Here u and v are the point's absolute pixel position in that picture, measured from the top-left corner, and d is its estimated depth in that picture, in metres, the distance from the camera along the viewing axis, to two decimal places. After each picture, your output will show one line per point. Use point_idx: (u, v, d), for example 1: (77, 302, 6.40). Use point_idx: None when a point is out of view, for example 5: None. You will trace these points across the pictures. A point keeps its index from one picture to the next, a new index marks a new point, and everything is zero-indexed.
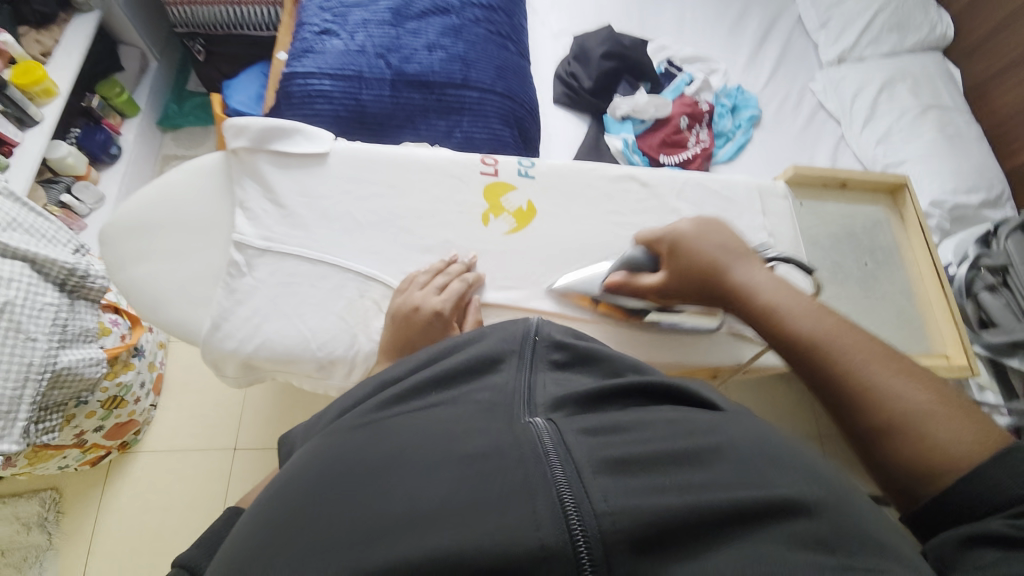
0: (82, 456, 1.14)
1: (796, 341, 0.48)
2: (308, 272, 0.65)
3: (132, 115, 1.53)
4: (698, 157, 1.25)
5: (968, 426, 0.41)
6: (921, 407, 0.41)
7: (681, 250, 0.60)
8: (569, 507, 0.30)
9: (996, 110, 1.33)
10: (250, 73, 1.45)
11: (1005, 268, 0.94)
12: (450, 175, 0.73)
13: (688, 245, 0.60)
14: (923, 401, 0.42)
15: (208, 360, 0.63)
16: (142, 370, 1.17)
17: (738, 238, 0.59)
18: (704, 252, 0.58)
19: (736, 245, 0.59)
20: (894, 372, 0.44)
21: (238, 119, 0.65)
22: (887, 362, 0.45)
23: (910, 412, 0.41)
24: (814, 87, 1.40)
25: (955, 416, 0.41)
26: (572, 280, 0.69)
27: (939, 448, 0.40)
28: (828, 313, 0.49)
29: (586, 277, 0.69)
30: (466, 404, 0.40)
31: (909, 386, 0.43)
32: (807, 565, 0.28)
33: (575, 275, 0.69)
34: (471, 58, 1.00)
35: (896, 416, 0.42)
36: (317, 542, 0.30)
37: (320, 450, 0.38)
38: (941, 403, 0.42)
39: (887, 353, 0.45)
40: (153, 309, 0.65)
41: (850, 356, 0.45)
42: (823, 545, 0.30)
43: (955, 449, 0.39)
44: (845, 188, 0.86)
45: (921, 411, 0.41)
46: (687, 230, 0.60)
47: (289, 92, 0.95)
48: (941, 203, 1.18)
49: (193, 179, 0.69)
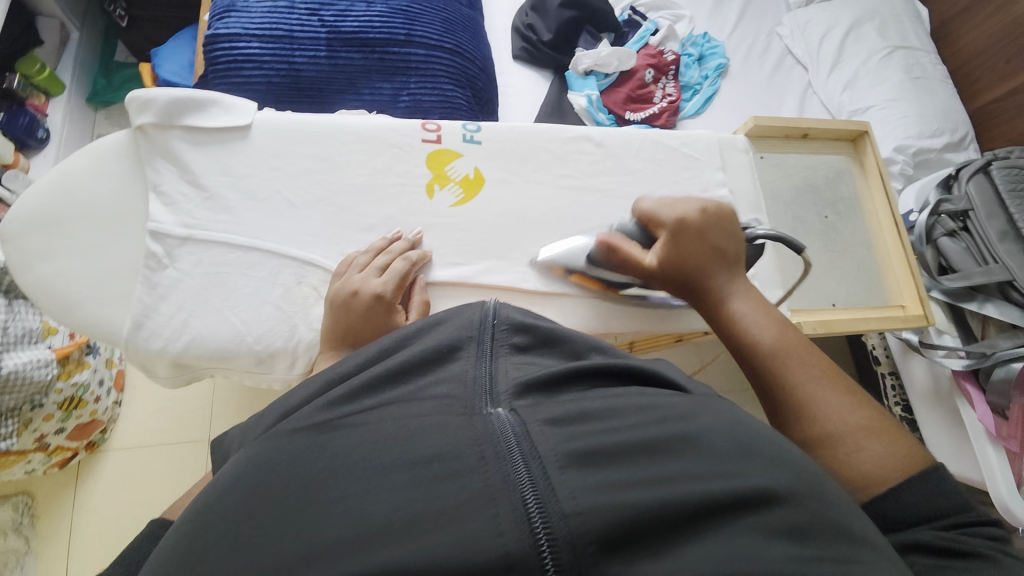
0: (48, 458, 1.10)
1: (758, 349, 0.52)
2: (238, 260, 0.61)
3: (56, 93, 1.39)
4: (665, 112, 1.20)
5: (894, 449, 0.44)
6: (853, 426, 0.45)
7: (680, 242, 0.58)
8: (534, 508, 0.29)
9: (962, 49, 1.30)
10: (178, 39, 1.32)
11: (965, 213, 0.95)
12: (389, 144, 0.68)
13: (689, 237, 0.58)
14: (856, 421, 0.45)
15: (135, 362, 0.59)
16: (100, 368, 1.11)
17: (736, 241, 0.60)
18: (697, 247, 0.58)
19: (731, 250, 0.59)
20: (835, 392, 0.47)
21: (141, 91, 0.59)
22: (829, 381, 0.48)
23: (845, 427, 0.45)
24: (781, 32, 1.36)
25: (882, 439, 0.44)
26: (556, 253, 0.65)
27: (864, 465, 0.43)
28: (790, 329, 0.53)
29: (569, 250, 0.65)
30: (424, 400, 0.37)
31: (845, 407, 0.46)
32: (775, 557, 0.28)
33: (560, 246, 0.66)
34: (414, 11, 0.92)
35: (833, 430, 0.45)
36: (256, 564, 0.28)
37: (258, 456, 0.35)
38: (867, 428, 0.45)
39: (829, 375, 0.49)
40: (66, 312, 0.60)
41: (801, 373, 0.49)
42: (795, 534, 0.29)
43: (875, 470, 0.42)
44: (807, 138, 0.83)
45: (855, 427, 0.45)
46: (694, 221, 0.59)
47: (213, 58, 0.86)
48: (904, 149, 1.17)
49: (97, 162, 0.63)
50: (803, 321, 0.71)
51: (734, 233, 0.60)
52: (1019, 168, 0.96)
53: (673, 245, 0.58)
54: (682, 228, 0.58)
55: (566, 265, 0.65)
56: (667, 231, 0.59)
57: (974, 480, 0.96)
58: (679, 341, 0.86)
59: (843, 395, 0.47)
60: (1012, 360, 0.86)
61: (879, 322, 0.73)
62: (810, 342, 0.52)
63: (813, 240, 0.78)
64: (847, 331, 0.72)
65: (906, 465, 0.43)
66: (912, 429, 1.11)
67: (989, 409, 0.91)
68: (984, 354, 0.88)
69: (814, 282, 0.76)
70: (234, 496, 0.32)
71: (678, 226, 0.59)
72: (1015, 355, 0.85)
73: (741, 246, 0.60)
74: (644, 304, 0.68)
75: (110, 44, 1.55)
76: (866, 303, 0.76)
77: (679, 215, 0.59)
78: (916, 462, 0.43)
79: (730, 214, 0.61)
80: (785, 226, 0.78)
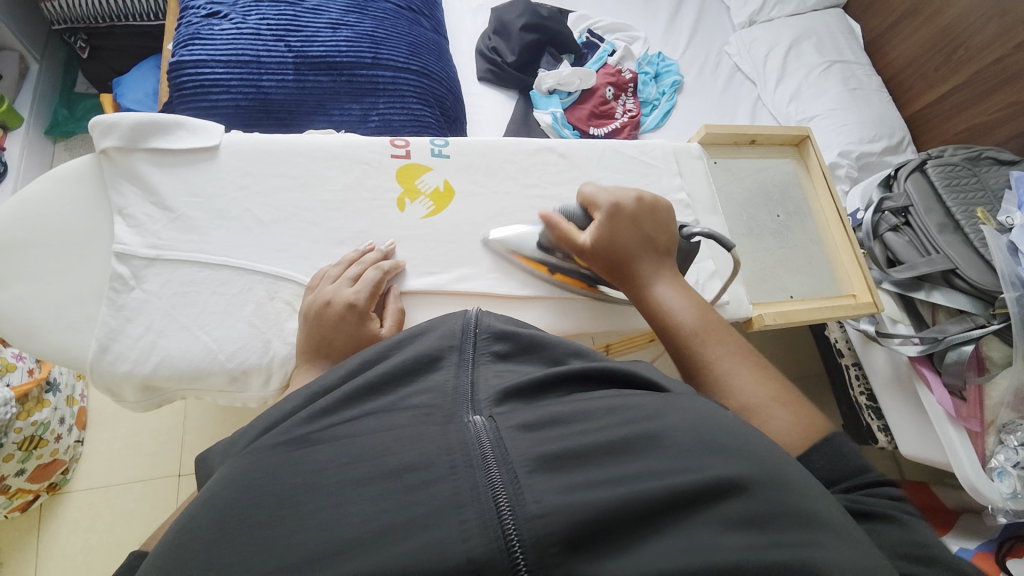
0: (8, 502, 1.03)
1: (681, 329, 0.56)
2: (208, 278, 0.60)
3: (14, 126, 1.35)
4: (626, 126, 1.26)
5: (802, 418, 0.48)
6: (764, 398, 0.49)
7: (614, 224, 0.61)
8: (501, 513, 0.28)
9: (892, 62, 1.42)
10: (142, 68, 1.32)
11: (906, 209, 1.02)
12: (359, 161, 0.70)
13: (622, 218, 0.62)
14: (764, 393, 0.49)
15: (101, 386, 0.58)
16: (61, 406, 1.06)
17: (667, 230, 0.63)
18: (632, 234, 0.61)
19: (662, 240, 0.63)
20: (747, 369, 0.51)
21: (104, 114, 0.59)
22: (743, 359, 0.53)
23: (756, 400, 0.48)
24: (729, 50, 1.46)
25: (792, 409, 0.48)
26: (505, 234, 0.68)
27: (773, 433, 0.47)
28: (710, 312, 0.57)
29: (518, 235, 0.68)
30: (401, 411, 0.36)
31: (756, 381, 0.50)
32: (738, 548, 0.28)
33: (510, 230, 0.69)
34: (380, 35, 0.95)
35: (744, 402, 0.49)
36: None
37: (235, 470, 0.33)
38: (777, 399, 0.49)
39: (745, 353, 0.53)
40: (27, 339, 0.58)
41: (716, 352, 0.53)
42: (754, 525, 0.30)
43: (788, 436, 0.46)
44: (755, 144, 0.89)
45: (765, 399, 0.48)
46: (628, 206, 0.62)
47: (178, 84, 0.86)
48: (848, 153, 1.25)
49: (59, 186, 0.62)
50: (763, 314, 0.75)
51: (666, 223, 0.64)
52: (951, 165, 1.03)
53: (606, 225, 0.61)
54: (618, 212, 0.62)
55: (513, 247, 0.68)
56: (602, 212, 0.62)
57: (939, 461, 1.01)
58: (652, 341, 0.88)
59: (755, 371, 0.51)
60: (963, 343, 0.92)
61: (832, 311, 0.78)
62: (726, 324, 0.57)
63: (767, 238, 0.83)
64: (805, 321, 0.76)
65: (810, 433, 0.47)
66: (878, 417, 1.16)
67: (946, 392, 0.96)
68: (937, 339, 0.94)
69: (772, 277, 0.80)
70: (207, 515, 0.31)
71: (615, 210, 0.62)
72: (965, 338, 0.91)
73: (674, 238, 0.64)
74: (613, 305, 0.70)
75: (72, 75, 1.53)
76: (820, 294, 0.81)
77: (614, 199, 0.63)
78: (820, 429, 0.47)
79: (665, 208, 0.65)
80: (741, 226, 0.83)
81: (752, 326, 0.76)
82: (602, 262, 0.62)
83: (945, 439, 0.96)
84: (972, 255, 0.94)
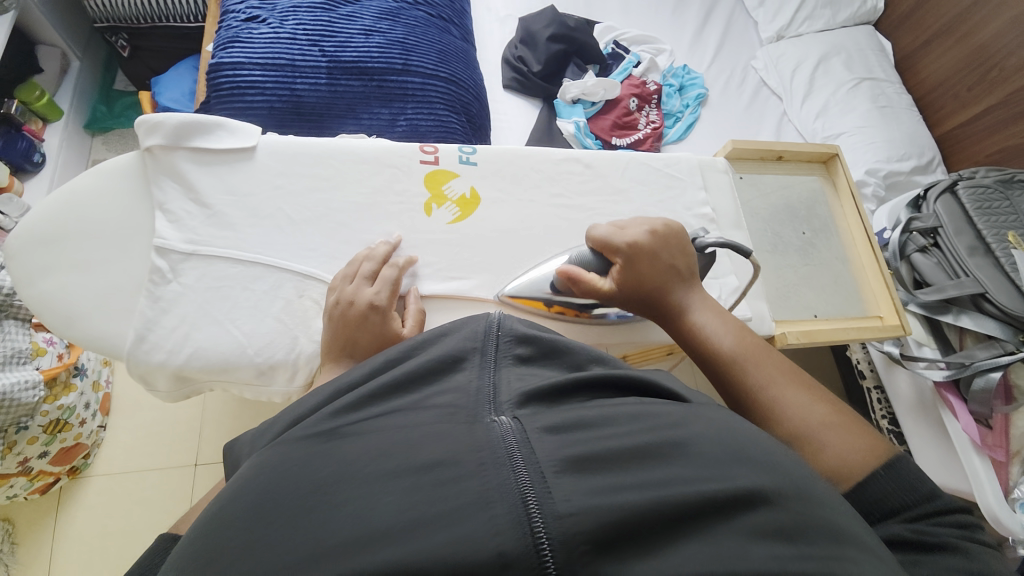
0: (30, 484, 1.06)
1: (721, 357, 0.56)
2: (241, 274, 0.62)
3: (55, 119, 1.41)
4: (649, 138, 1.26)
5: (858, 440, 0.48)
6: (817, 421, 0.48)
7: (635, 265, 0.61)
8: (531, 511, 0.28)
9: (923, 80, 1.40)
10: (179, 68, 1.36)
11: (935, 230, 1.00)
12: (389, 165, 0.71)
13: (641, 258, 0.61)
14: (817, 416, 0.49)
15: (136, 375, 0.60)
16: (86, 390, 1.10)
17: (687, 257, 0.63)
18: (655, 270, 0.61)
19: (684, 267, 0.62)
20: (797, 392, 0.51)
21: (150, 113, 0.62)
22: (792, 382, 0.52)
23: (810, 425, 0.48)
24: (756, 65, 1.45)
25: (847, 432, 0.48)
26: (517, 287, 0.67)
27: (833, 458, 0.46)
28: (747, 334, 0.57)
29: (531, 281, 0.67)
30: (426, 410, 0.37)
31: (807, 403, 0.50)
32: (767, 558, 0.28)
33: (521, 281, 0.68)
34: (411, 42, 0.97)
35: (798, 428, 0.48)
36: (262, 565, 0.28)
37: (268, 461, 0.34)
38: (831, 422, 0.48)
39: (792, 376, 0.53)
40: (68, 325, 0.61)
41: (760, 377, 0.53)
42: (782, 537, 0.29)
43: (840, 463, 0.46)
44: (782, 160, 0.89)
45: (818, 423, 0.48)
46: (645, 244, 0.62)
47: (216, 85, 0.89)
48: (875, 172, 1.23)
49: (105, 180, 0.64)
50: (787, 331, 0.74)
51: (686, 251, 0.63)
52: (982, 188, 1.01)
53: (626, 267, 0.61)
54: (636, 252, 0.61)
55: (528, 296, 0.67)
56: (620, 257, 0.61)
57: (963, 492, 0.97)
58: (670, 354, 0.88)
59: (804, 393, 0.51)
60: (990, 370, 0.89)
61: (858, 332, 0.76)
62: (768, 347, 0.57)
63: (792, 255, 0.82)
64: (829, 341, 0.75)
65: (870, 459, 0.46)
66: (900, 441, 1.13)
67: (972, 419, 0.93)
68: (963, 364, 0.92)
69: (796, 294, 0.80)
70: (241, 503, 0.32)
71: (633, 251, 0.61)
72: (993, 365, 0.88)
73: (693, 259, 0.64)
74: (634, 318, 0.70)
75: (112, 73, 1.60)
76: (845, 314, 0.80)
77: (630, 240, 0.62)
78: (882, 453, 0.47)
79: (679, 232, 0.65)
80: (765, 242, 0.82)
81: (775, 344, 0.76)
82: (629, 301, 0.62)
83: (969, 468, 0.93)
84: (1001, 280, 0.92)
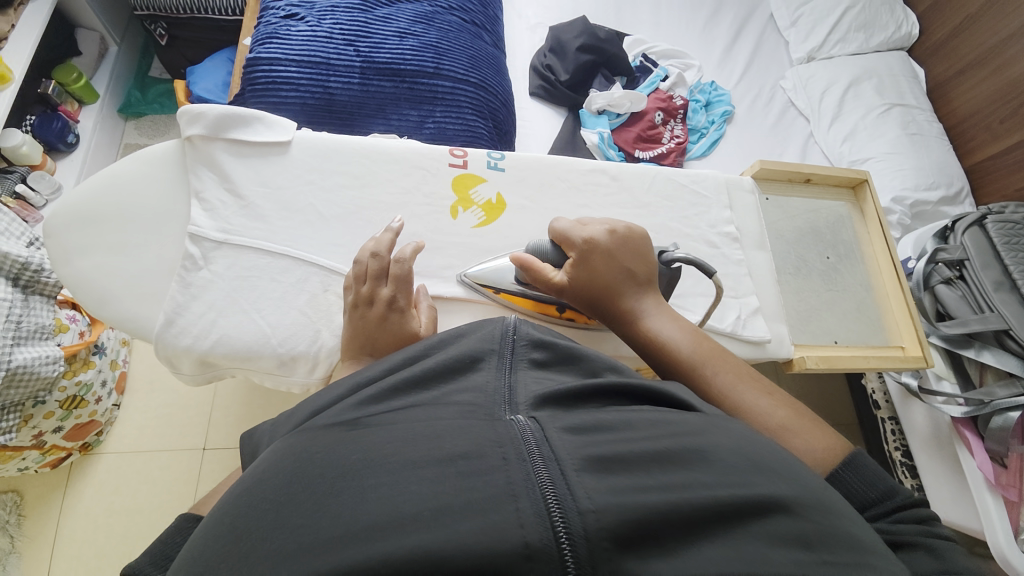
0: (42, 457, 1.08)
1: (679, 362, 0.56)
2: (269, 265, 0.64)
3: (91, 102, 1.45)
4: (673, 152, 1.26)
5: (819, 438, 0.50)
6: (778, 422, 0.51)
7: (589, 263, 0.60)
8: (552, 507, 0.28)
9: (955, 109, 1.38)
10: (215, 60, 1.40)
11: (961, 262, 0.98)
12: (418, 167, 0.72)
13: (597, 255, 0.60)
14: (779, 417, 0.51)
15: (162, 357, 0.61)
16: (104, 369, 1.12)
17: (646, 261, 0.62)
18: (610, 269, 0.60)
19: (641, 272, 0.61)
20: (757, 393, 0.53)
21: (193, 104, 0.63)
22: (750, 383, 0.54)
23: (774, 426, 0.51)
24: (785, 85, 1.43)
25: (811, 428, 0.50)
26: (482, 270, 0.67)
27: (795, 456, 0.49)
28: (701, 339, 0.58)
29: (496, 269, 0.67)
30: (446, 405, 0.37)
31: (768, 404, 0.52)
32: (787, 565, 0.28)
33: (487, 265, 0.68)
34: (444, 47, 0.98)
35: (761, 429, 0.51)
36: (291, 542, 0.28)
37: (293, 447, 0.35)
38: (795, 419, 0.51)
39: (748, 376, 0.55)
40: (101, 304, 0.62)
41: (719, 380, 0.54)
42: (803, 545, 0.29)
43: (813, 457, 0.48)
44: (809, 183, 0.88)
45: (780, 425, 0.51)
46: (602, 242, 0.61)
47: (253, 79, 0.91)
48: (902, 200, 1.21)
49: (146, 165, 0.66)
50: (805, 356, 0.73)
51: (644, 256, 0.62)
52: (1012, 223, 1.00)
53: (580, 263, 0.60)
54: (591, 252, 0.61)
55: (491, 283, 0.67)
56: (575, 252, 0.61)
57: (973, 530, 0.95)
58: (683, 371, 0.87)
59: (763, 395, 0.53)
60: (1009, 409, 0.87)
61: (879, 361, 0.76)
62: (720, 349, 0.58)
63: (815, 280, 0.81)
64: (847, 368, 0.74)
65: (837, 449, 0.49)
66: (912, 475, 1.10)
67: (988, 457, 0.91)
68: (982, 402, 0.90)
69: (816, 319, 0.79)
70: (268, 486, 0.32)
71: (588, 250, 0.61)
72: (1012, 404, 0.87)
73: (653, 267, 0.63)
74: None
75: (147, 60, 1.64)
76: (865, 342, 0.79)
77: (587, 236, 0.61)
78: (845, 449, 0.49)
79: (641, 237, 0.64)
80: (788, 265, 0.82)
81: (792, 368, 0.75)
82: (583, 298, 0.61)
83: (981, 507, 0.90)
84: None
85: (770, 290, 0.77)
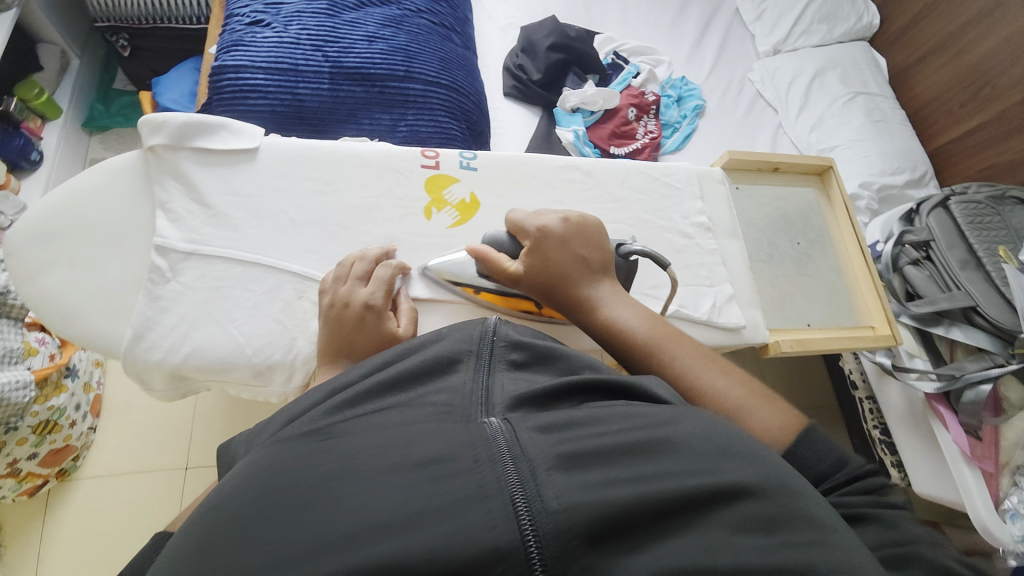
0: (18, 486, 1.05)
1: (636, 344, 0.57)
2: (241, 275, 0.63)
3: (52, 117, 1.41)
4: (647, 147, 1.28)
5: (776, 413, 0.51)
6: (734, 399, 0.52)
7: (543, 251, 0.61)
8: (521, 507, 0.28)
9: (917, 95, 1.42)
10: (181, 69, 1.37)
11: (927, 243, 1.02)
12: (390, 169, 0.72)
13: (551, 243, 0.61)
14: (735, 394, 0.52)
15: (132, 373, 0.59)
16: (77, 391, 1.09)
17: (600, 248, 0.63)
18: (564, 257, 0.61)
19: (596, 259, 0.62)
20: (713, 371, 0.54)
21: (155, 114, 0.62)
22: (706, 363, 0.55)
23: (732, 403, 0.52)
24: (752, 77, 1.47)
25: (766, 403, 0.52)
26: (444, 262, 0.66)
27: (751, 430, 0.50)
28: (656, 322, 0.59)
29: (455, 262, 0.67)
30: (420, 408, 0.37)
31: (723, 382, 0.53)
32: (751, 551, 0.28)
33: (449, 258, 0.67)
34: (414, 50, 0.98)
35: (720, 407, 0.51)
36: (263, 556, 0.28)
37: (265, 457, 0.34)
38: (749, 395, 0.52)
39: (703, 356, 0.56)
40: (68, 321, 0.60)
41: (676, 360, 0.55)
42: (768, 528, 0.30)
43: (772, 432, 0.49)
44: (778, 171, 0.90)
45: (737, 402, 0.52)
46: (556, 230, 0.62)
47: (218, 87, 0.90)
48: (869, 185, 1.25)
49: (109, 178, 0.65)
50: (780, 340, 0.75)
51: (599, 243, 0.63)
52: (974, 203, 1.03)
53: (535, 252, 0.61)
54: (545, 239, 0.61)
55: (454, 276, 0.66)
56: (529, 240, 0.61)
57: (949, 500, 0.98)
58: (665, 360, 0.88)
59: (718, 373, 0.54)
60: (980, 382, 0.90)
61: (850, 341, 0.78)
62: (674, 331, 0.59)
63: (787, 266, 0.83)
64: (821, 350, 0.76)
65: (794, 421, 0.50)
66: (891, 452, 1.12)
67: (962, 431, 0.95)
68: (954, 376, 0.93)
69: (789, 303, 0.81)
70: (238, 498, 0.31)
71: (542, 238, 0.61)
72: (984, 376, 0.89)
73: (609, 255, 0.64)
74: None
75: (110, 72, 1.60)
76: (837, 323, 0.81)
77: (541, 225, 0.62)
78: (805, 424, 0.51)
79: (595, 226, 0.65)
80: (760, 252, 0.83)
81: (768, 352, 0.77)
82: (540, 287, 0.61)
83: (960, 481, 0.94)
84: (991, 293, 0.93)
85: (744, 278, 0.78)
